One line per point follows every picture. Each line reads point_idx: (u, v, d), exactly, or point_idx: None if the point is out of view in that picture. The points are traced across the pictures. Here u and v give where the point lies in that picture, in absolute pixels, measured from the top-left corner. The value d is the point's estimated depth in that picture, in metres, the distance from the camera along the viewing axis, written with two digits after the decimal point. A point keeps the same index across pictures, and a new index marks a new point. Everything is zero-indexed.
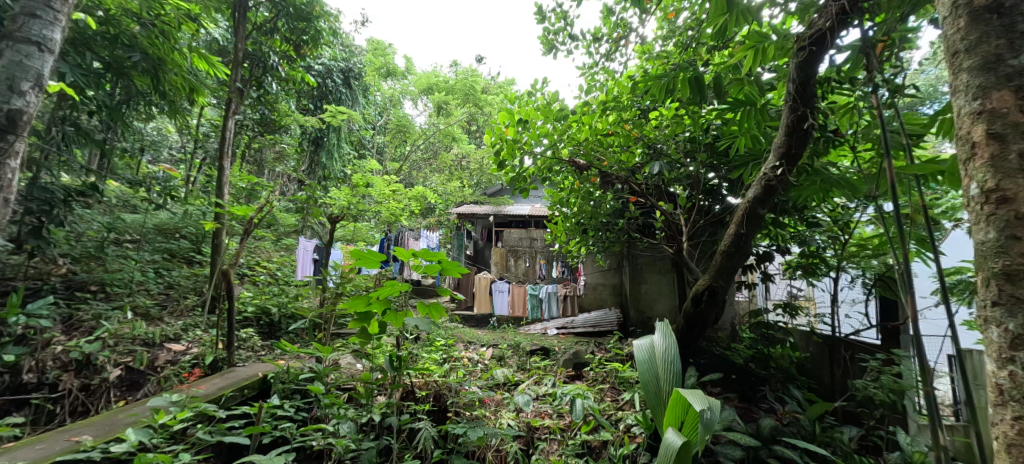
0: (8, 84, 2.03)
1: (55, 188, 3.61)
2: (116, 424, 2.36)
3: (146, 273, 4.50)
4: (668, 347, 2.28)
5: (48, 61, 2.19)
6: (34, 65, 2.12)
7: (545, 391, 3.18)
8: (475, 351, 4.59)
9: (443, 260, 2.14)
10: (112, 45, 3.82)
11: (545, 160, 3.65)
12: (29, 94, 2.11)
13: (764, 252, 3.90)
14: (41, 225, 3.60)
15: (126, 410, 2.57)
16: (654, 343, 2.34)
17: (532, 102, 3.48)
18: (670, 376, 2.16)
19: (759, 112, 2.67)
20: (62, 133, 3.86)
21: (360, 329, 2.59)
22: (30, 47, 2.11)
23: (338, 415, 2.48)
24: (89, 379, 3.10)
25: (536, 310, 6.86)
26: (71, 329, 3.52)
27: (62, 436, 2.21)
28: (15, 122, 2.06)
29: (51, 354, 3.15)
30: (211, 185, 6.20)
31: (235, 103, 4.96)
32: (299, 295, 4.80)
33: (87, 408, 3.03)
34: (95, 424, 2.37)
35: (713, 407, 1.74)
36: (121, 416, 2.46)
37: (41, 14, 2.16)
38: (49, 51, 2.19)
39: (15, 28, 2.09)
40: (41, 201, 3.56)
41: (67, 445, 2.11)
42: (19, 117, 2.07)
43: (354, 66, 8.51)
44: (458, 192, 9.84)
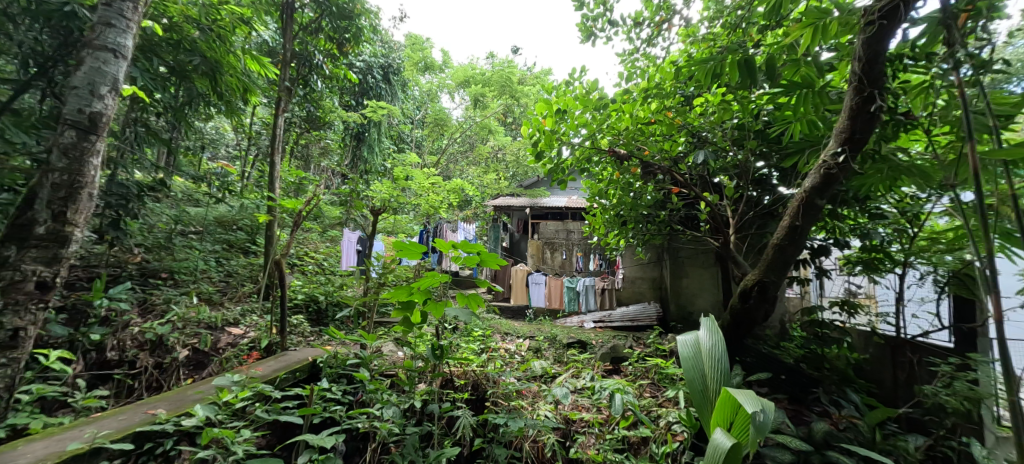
0: (90, 89, 2.43)
1: (131, 184, 3.85)
2: (186, 399, 2.50)
3: (208, 261, 4.76)
4: (714, 344, 2.17)
5: (122, 66, 2.58)
6: (110, 70, 2.50)
7: (583, 384, 3.13)
8: (512, 343, 4.60)
9: (483, 251, 2.12)
10: (175, 50, 4.01)
11: (583, 151, 3.58)
12: (107, 98, 2.51)
13: (819, 246, 3.64)
14: (119, 218, 3.84)
15: (193, 387, 2.72)
16: (699, 339, 2.24)
17: (570, 91, 3.43)
18: (717, 375, 2.06)
19: (816, 95, 2.50)
20: (135, 133, 4.07)
21: (402, 319, 2.57)
22: (107, 54, 2.50)
23: (382, 400, 2.52)
24: (162, 358, 3.34)
25: (573, 303, 6.75)
26: (146, 311, 3.78)
27: (140, 408, 2.36)
28: (96, 123, 2.47)
29: (130, 334, 3.37)
30: (263, 180, 6.49)
31: (284, 102, 5.11)
32: (344, 284, 4.96)
33: (160, 384, 3.26)
34: (167, 399, 2.52)
35: (768, 409, 1.65)
36: (190, 393, 2.61)
37: (115, 23, 2.52)
38: (123, 57, 2.57)
39: (94, 37, 2.48)
40: (119, 195, 3.79)
41: (145, 417, 2.25)
42: (99, 119, 2.48)
43: (393, 61, 8.68)
44: (495, 184, 9.92)
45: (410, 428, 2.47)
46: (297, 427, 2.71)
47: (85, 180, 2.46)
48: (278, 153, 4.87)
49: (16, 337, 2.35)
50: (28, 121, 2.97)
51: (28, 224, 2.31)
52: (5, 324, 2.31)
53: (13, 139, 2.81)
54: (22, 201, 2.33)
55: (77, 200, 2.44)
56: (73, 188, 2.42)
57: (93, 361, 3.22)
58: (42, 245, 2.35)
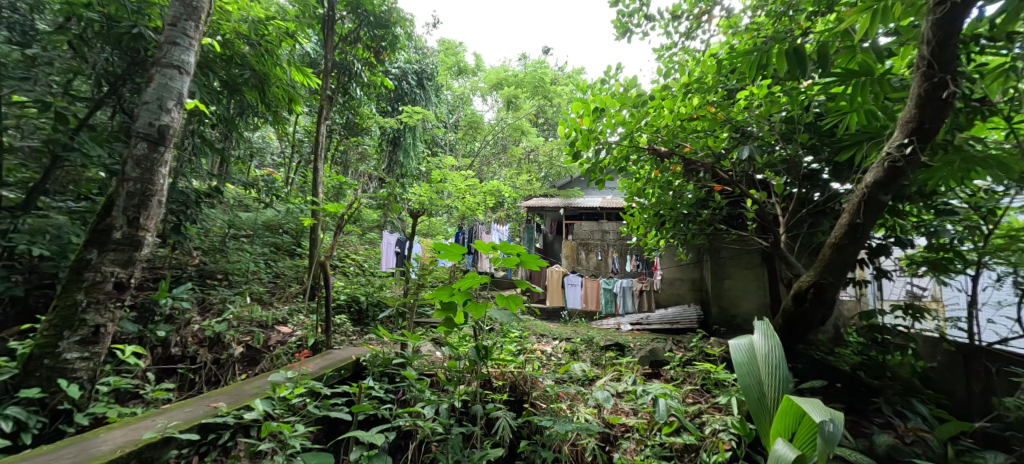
0: (158, 104, 2.61)
1: (190, 191, 4.05)
2: (244, 394, 2.61)
3: (259, 263, 4.98)
4: (771, 349, 2.12)
5: (185, 82, 2.75)
6: (175, 85, 2.68)
7: (624, 387, 3.02)
8: (549, 344, 4.56)
9: (522, 252, 2.10)
10: (229, 65, 4.22)
11: (621, 149, 3.49)
12: (173, 111, 2.68)
13: (878, 245, 3.41)
14: (179, 223, 4.07)
15: (249, 382, 2.83)
16: (754, 344, 2.20)
17: (606, 89, 3.35)
18: (775, 382, 2.01)
19: (877, 82, 2.33)
20: (192, 144, 4.28)
21: (444, 319, 2.57)
22: (172, 70, 2.67)
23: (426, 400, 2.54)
24: (219, 354, 3.52)
25: (610, 305, 6.65)
26: (205, 310, 3.99)
27: (203, 401, 2.48)
28: (164, 135, 2.64)
29: (191, 331, 3.56)
30: (307, 185, 6.74)
31: (326, 110, 5.28)
32: (383, 285, 5.09)
33: (218, 379, 3.45)
34: (227, 393, 2.64)
35: (836, 419, 1.61)
36: (247, 387, 2.73)
37: (179, 42, 2.70)
38: (186, 73, 2.74)
39: (162, 55, 2.66)
40: (179, 202, 4.01)
41: (208, 409, 2.36)
42: (166, 131, 2.65)
43: (427, 67, 8.81)
44: (528, 186, 9.91)
45: (452, 428, 2.48)
46: (343, 423, 2.77)
47: (154, 190, 2.62)
48: (320, 159, 5.04)
49: (98, 333, 2.49)
50: (103, 135, 3.18)
51: (106, 229, 2.48)
52: (88, 321, 2.45)
53: (91, 153, 3.02)
54: (101, 208, 2.50)
55: (148, 207, 2.61)
56: (145, 196, 2.59)
57: (158, 356, 3.36)
58: (119, 248, 2.52)
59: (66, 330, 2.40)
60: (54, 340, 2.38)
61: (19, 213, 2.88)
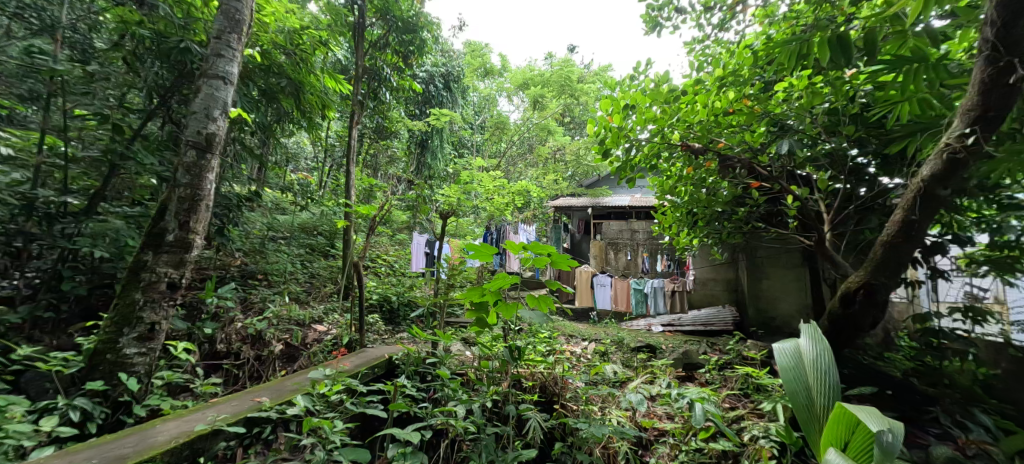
0: (205, 113, 2.72)
1: (232, 195, 4.21)
2: (284, 389, 2.68)
3: (296, 263, 5.13)
4: (819, 354, 2.02)
5: (229, 91, 2.85)
6: (221, 95, 2.79)
7: (659, 390, 2.89)
8: (578, 346, 4.49)
9: (553, 252, 2.07)
10: (267, 74, 4.36)
11: (652, 146, 3.39)
12: (219, 120, 2.79)
13: (933, 243, 3.20)
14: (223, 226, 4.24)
15: (289, 378, 2.91)
16: (800, 348, 2.10)
17: (635, 85, 3.28)
18: (825, 389, 1.91)
19: (931, 69, 2.17)
20: (234, 151, 4.44)
21: (475, 319, 2.58)
22: (218, 81, 2.78)
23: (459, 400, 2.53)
24: (261, 351, 3.64)
25: (641, 305, 6.50)
26: (247, 309, 4.14)
27: (247, 396, 2.56)
28: (211, 143, 2.75)
29: (235, 328, 3.70)
30: (339, 188, 6.90)
31: (357, 115, 5.39)
32: (413, 285, 5.16)
33: (260, 374, 3.56)
34: (269, 388, 2.72)
35: (895, 430, 1.54)
36: (288, 383, 2.80)
37: (224, 54, 2.81)
38: (230, 83, 2.84)
39: (208, 67, 2.77)
40: (222, 206, 4.17)
41: (253, 404, 2.43)
42: (213, 139, 2.76)
43: (453, 69, 8.87)
44: (555, 185, 9.83)
45: (485, 427, 2.47)
46: (377, 421, 2.80)
47: (202, 195, 2.73)
48: (352, 162, 5.14)
49: (153, 330, 2.61)
50: (154, 143, 3.33)
51: (160, 232, 2.61)
52: (145, 319, 2.57)
53: (145, 161, 3.16)
54: (155, 213, 2.62)
55: (197, 211, 2.71)
56: (195, 201, 2.70)
57: (206, 352, 3.49)
58: (172, 250, 2.63)
59: (126, 327, 2.53)
60: (115, 336, 2.51)
61: (83, 217, 3.09)
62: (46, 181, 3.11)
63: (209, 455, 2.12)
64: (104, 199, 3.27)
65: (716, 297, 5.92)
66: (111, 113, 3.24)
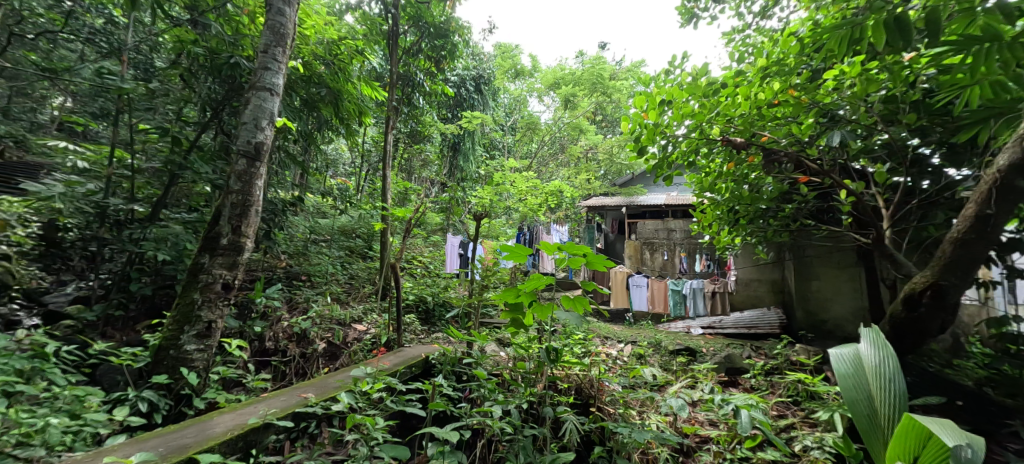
0: (254, 123, 2.82)
1: (277, 200, 4.37)
2: (329, 386, 2.75)
3: (337, 265, 5.28)
4: (883, 361, 1.87)
5: (275, 102, 2.95)
6: (267, 106, 2.88)
7: (701, 395, 2.78)
8: (615, 348, 4.38)
9: (588, 253, 2.00)
10: (308, 84, 4.50)
11: (690, 142, 3.26)
12: (266, 129, 2.88)
13: (1010, 240, 2.92)
14: (268, 229, 4.40)
15: (333, 375, 2.98)
16: (861, 354, 1.96)
17: (672, 80, 3.17)
18: (889, 400, 1.76)
19: (1011, 49, 1.94)
20: (279, 158, 4.61)
21: (511, 321, 2.56)
22: (264, 92, 2.88)
23: (497, 401, 2.49)
24: (305, 348, 3.75)
25: (679, 307, 6.29)
26: (292, 308, 4.28)
27: (294, 392, 2.63)
28: (259, 152, 2.85)
29: (282, 327, 3.82)
30: (375, 192, 7.05)
31: (392, 120, 5.48)
32: (448, 286, 5.21)
33: (305, 371, 3.64)
34: (315, 385, 2.79)
35: (976, 445, 1.40)
36: (332, 380, 2.87)
37: (270, 67, 2.91)
38: (275, 94, 2.94)
39: (256, 80, 2.88)
40: (268, 211, 4.33)
41: (300, 400, 2.49)
42: (261, 148, 2.86)
43: (484, 72, 8.90)
44: (588, 185, 9.69)
45: (522, 429, 2.42)
46: (415, 419, 2.82)
47: (252, 201, 2.83)
48: (388, 166, 5.23)
49: (210, 328, 2.72)
50: (209, 153, 3.51)
51: (216, 236, 2.72)
52: (203, 317, 2.69)
53: (201, 170, 3.34)
54: (210, 218, 2.74)
55: (248, 216, 2.81)
56: (246, 206, 2.80)
57: (256, 348, 3.63)
58: (226, 253, 2.74)
59: (186, 325, 2.64)
60: (177, 333, 2.63)
61: (146, 223, 3.30)
62: (116, 190, 3.34)
63: (260, 448, 2.19)
64: (165, 207, 3.50)
65: (760, 299, 5.72)
66: (170, 126, 3.44)
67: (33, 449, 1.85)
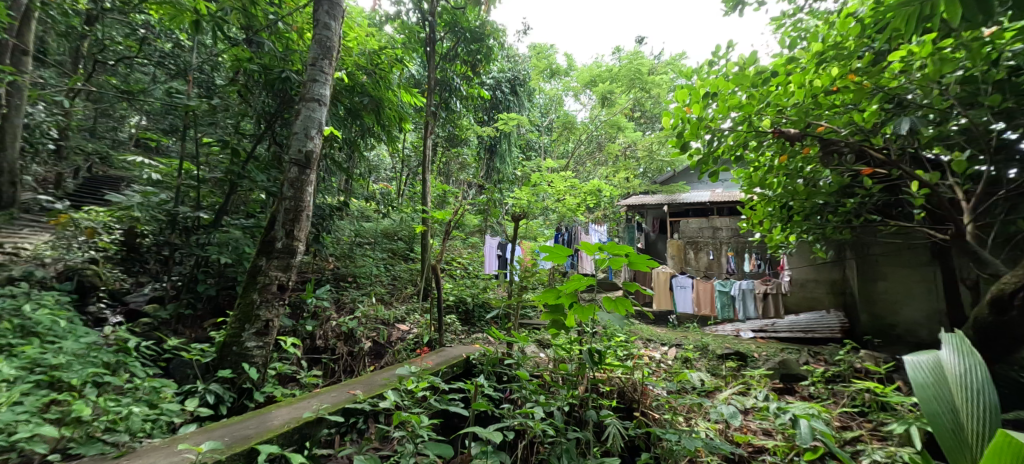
0: (304, 132, 2.91)
1: (324, 205, 4.52)
2: (375, 384, 2.79)
3: (380, 267, 5.40)
4: (970, 372, 1.67)
5: (323, 112, 3.03)
6: (316, 116, 2.97)
7: (755, 403, 2.62)
8: (660, 350, 4.23)
9: (631, 253, 1.92)
10: (352, 94, 4.63)
11: (738, 136, 3.09)
12: (315, 138, 2.96)
13: None
14: (317, 233, 4.56)
15: (379, 373, 3.04)
16: (944, 362, 1.76)
17: (717, 71, 3.01)
18: (979, 418, 1.54)
19: None
20: (325, 165, 4.77)
21: (551, 323, 2.51)
22: (313, 103, 2.96)
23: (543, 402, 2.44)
24: (353, 347, 3.84)
25: (728, 309, 6.04)
26: (340, 308, 4.41)
27: (343, 388, 2.69)
28: (309, 160, 2.93)
29: (331, 326, 3.93)
30: (415, 195, 7.19)
31: (431, 125, 5.53)
32: (487, 288, 5.23)
33: (353, 369, 3.73)
34: (362, 382, 2.84)
35: None
36: (378, 378, 2.92)
37: (319, 78, 3.00)
38: (323, 104, 3.02)
39: (306, 91, 2.97)
40: (316, 215, 4.49)
41: (349, 396, 2.55)
42: (311, 156, 2.94)
43: (519, 73, 8.89)
44: (628, 184, 9.47)
45: (566, 431, 2.35)
46: (459, 418, 2.81)
47: (303, 207, 2.91)
48: (428, 170, 5.30)
49: (268, 326, 2.83)
50: (263, 163, 3.68)
51: (271, 241, 2.84)
52: (261, 316, 2.80)
53: (257, 179, 3.50)
54: (266, 224, 2.85)
55: (300, 221, 2.91)
56: (298, 212, 2.89)
57: (308, 346, 3.76)
58: (281, 256, 2.84)
59: (247, 324, 2.76)
60: (238, 331, 2.76)
61: (206, 230, 3.51)
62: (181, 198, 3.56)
63: (315, 441, 2.24)
64: (226, 213, 3.70)
65: (818, 300, 5.34)
66: (229, 139, 3.64)
67: (118, 435, 1.98)
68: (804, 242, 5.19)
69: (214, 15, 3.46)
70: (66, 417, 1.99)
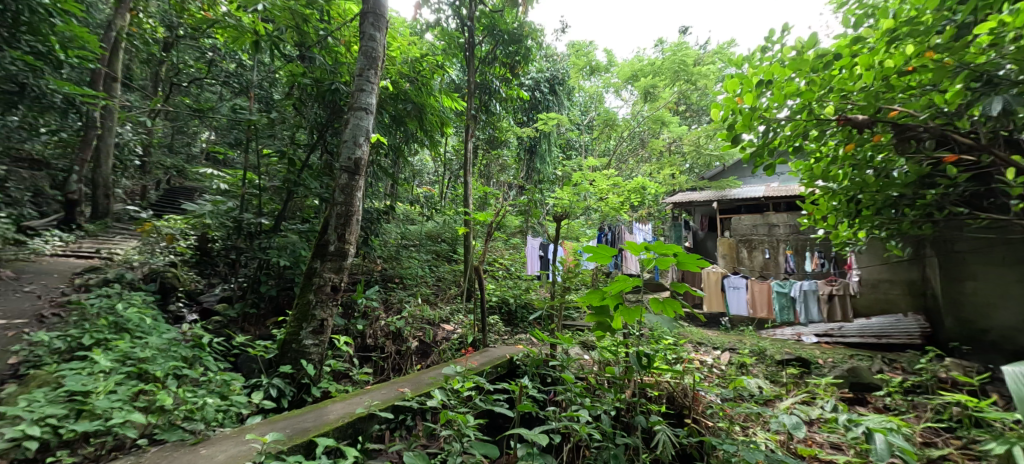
0: (353, 140, 3.07)
1: (372, 209, 4.72)
2: (422, 382, 2.90)
3: (425, 268, 5.57)
4: None
5: (369, 120, 3.18)
6: (363, 124, 3.12)
7: (821, 414, 2.50)
8: (711, 354, 4.11)
9: (679, 252, 1.90)
10: (396, 101, 4.80)
11: (796, 125, 2.95)
12: (362, 145, 3.12)
13: None
14: (366, 236, 4.77)
15: (426, 372, 3.14)
16: None
17: (772, 57, 2.89)
18: None
19: None
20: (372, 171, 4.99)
21: (597, 323, 2.51)
22: (361, 112, 3.12)
23: (587, 405, 2.44)
24: (400, 345, 3.98)
25: (787, 312, 5.82)
26: (388, 308, 4.59)
27: (392, 386, 2.81)
28: (358, 167, 3.09)
29: (380, 326, 4.10)
30: (458, 198, 7.35)
31: (471, 128, 5.65)
32: (529, 288, 5.27)
33: (401, 367, 3.87)
34: (409, 380, 2.96)
35: None
36: (425, 377, 3.02)
37: (366, 88, 3.15)
38: (369, 112, 3.17)
39: (354, 101, 3.13)
40: (364, 219, 4.70)
41: (397, 394, 2.67)
42: (359, 163, 3.10)
43: (558, 72, 8.88)
44: (673, 180, 9.22)
45: (614, 437, 2.36)
46: (504, 419, 2.86)
47: (353, 211, 3.07)
48: (469, 172, 5.41)
49: (323, 325, 3.00)
50: (316, 171, 3.91)
51: (325, 244, 3.01)
52: (317, 316, 2.97)
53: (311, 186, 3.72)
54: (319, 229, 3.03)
55: (350, 225, 3.06)
56: (348, 217, 3.04)
57: (359, 344, 3.95)
58: (334, 258, 3.01)
59: (304, 323, 2.95)
60: (297, 330, 2.95)
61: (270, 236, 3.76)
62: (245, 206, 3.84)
63: (367, 436, 2.36)
64: (284, 219, 3.95)
65: (893, 302, 5.07)
66: (287, 150, 3.89)
67: (195, 424, 2.18)
68: (877, 240, 4.91)
69: (271, 34, 3.71)
70: (153, 405, 2.22)
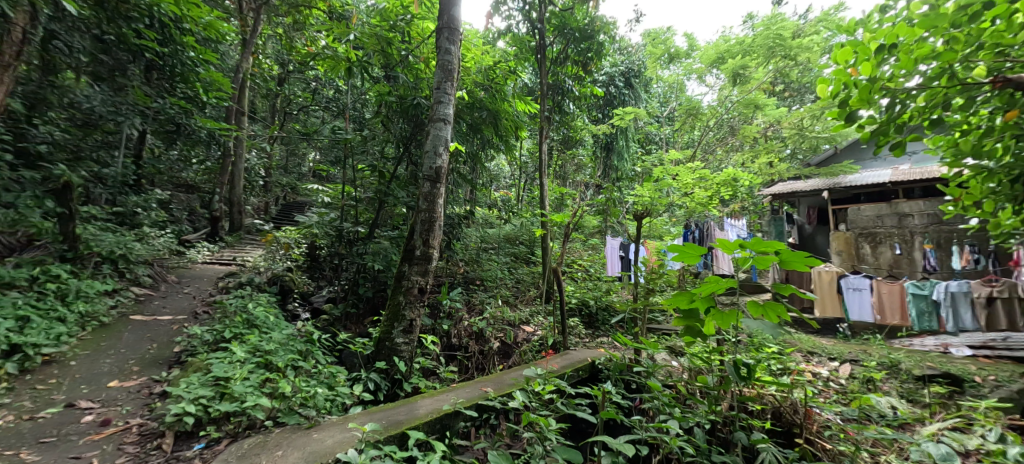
0: (433, 150, 3.33)
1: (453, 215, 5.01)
2: (505, 382, 3.06)
3: (505, 271, 5.78)
4: None
5: (446, 129, 3.41)
6: (441, 134, 3.36)
7: (981, 444, 2.13)
8: (827, 367, 3.79)
9: (781, 251, 1.80)
10: (472, 109, 5.05)
11: (937, 94, 2.24)
12: (441, 154, 3.37)
13: None
14: (449, 241, 5.08)
15: (507, 373, 3.30)
16: None
17: (892, 17, 2.29)
18: None
19: None
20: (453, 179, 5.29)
21: (686, 328, 2.46)
22: (439, 123, 3.37)
23: (671, 413, 2.41)
24: (483, 345, 4.19)
25: (928, 318, 5.29)
26: (471, 309, 4.84)
27: (476, 385, 3.01)
28: (439, 175, 3.34)
29: (464, 326, 4.35)
30: (534, 200, 7.49)
31: (546, 130, 5.76)
32: (610, 290, 5.24)
33: (484, 366, 4.08)
34: (493, 380, 3.14)
35: None
36: (507, 377, 3.19)
37: (443, 99, 3.40)
38: (446, 122, 3.41)
39: (433, 113, 3.40)
40: (447, 226, 5.01)
41: (481, 393, 2.86)
42: (439, 172, 3.34)
43: (633, 65, 8.68)
44: (769, 169, 8.54)
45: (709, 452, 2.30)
46: (585, 423, 2.91)
47: (434, 215, 3.31)
48: (545, 173, 5.53)
49: (411, 325, 3.26)
50: (403, 182, 4.26)
51: (412, 249, 3.29)
52: (406, 316, 3.26)
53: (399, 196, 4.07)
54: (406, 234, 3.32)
55: (433, 231, 3.31)
56: (431, 223, 3.31)
57: (445, 344, 4.23)
58: (420, 262, 3.28)
59: (396, 322, 3.25)
60: (390, 329, 3.26)
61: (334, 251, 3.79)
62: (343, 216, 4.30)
63: (453, 431, 2.56)
64: (377, 227, 4.35)
65: None
66: (377, 164, 4.30)
67: (309, 410, 2.52)
68: None
69: (361, 60, 4.12)
70: (276, 392, 2.60)
